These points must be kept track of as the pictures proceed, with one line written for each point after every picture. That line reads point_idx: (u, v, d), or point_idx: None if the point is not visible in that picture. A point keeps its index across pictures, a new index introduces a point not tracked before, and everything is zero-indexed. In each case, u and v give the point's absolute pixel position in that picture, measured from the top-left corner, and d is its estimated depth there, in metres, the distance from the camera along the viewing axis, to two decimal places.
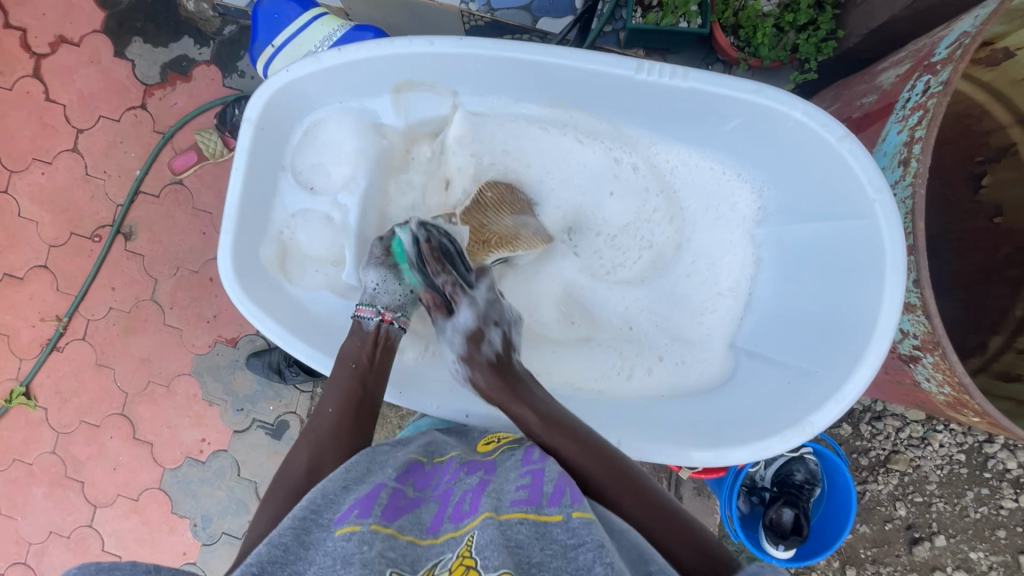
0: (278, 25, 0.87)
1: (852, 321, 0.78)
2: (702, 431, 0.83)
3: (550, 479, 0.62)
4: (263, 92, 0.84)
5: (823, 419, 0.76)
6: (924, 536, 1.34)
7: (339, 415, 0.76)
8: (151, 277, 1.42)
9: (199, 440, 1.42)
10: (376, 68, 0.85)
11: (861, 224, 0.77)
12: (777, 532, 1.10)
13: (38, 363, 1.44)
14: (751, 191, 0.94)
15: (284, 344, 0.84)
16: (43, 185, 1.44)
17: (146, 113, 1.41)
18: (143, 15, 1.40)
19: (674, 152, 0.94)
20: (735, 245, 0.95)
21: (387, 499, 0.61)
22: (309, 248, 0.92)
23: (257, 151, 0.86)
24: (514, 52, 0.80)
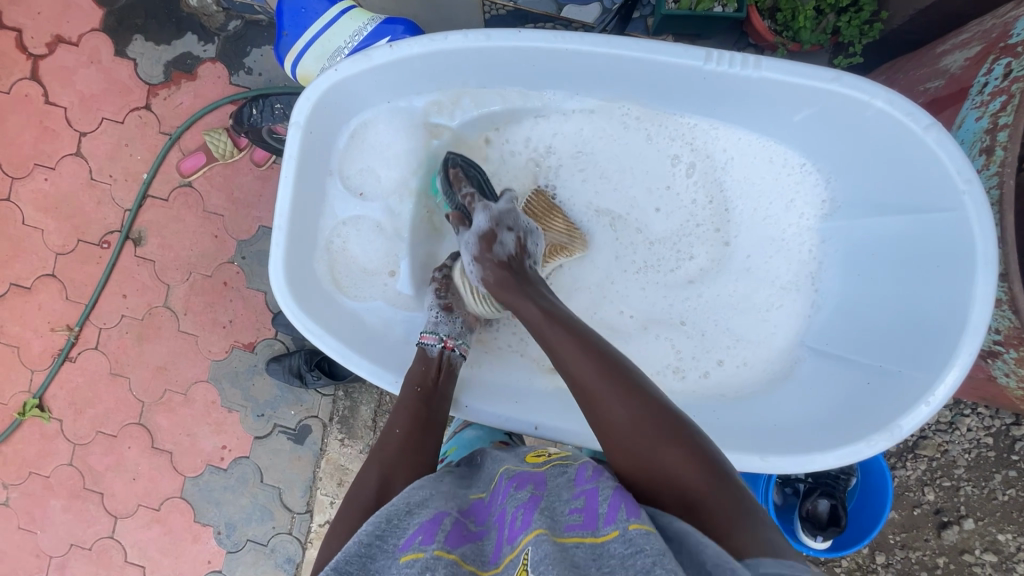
0: (304, 21, 0.83)
1: (934, 320, 0.79)
2: (773, 437, 0.85)
3: (604, 498, 0.55)
4: (310, 94, 0.80)
5: (912, 421, 0.75)
6: (953, 520, 1.32)
7: (407, 434, 0.76)
8: (163, 283, 1.39)
9: (220, 447, 1.39)
10: (432, 65, 0.82)
11: (945, 217, 0.76)
12: (815, 524, 1.09)
13: (50, 374, 1.41)
14: (813, 185, 0.94)
15: (344, 362, 0.82)
16: (47, 191, 1.40)
17: (151, 114, 1.37)
18: (144, 12, 1.35)
19: (735, 144, 0.94)
20: (794, 240, 0.96)
21: (451, 526, 0.60)
22: (359, 257, 0.90)
23: (307, 154, 0.83)
24: (582, 44, 0.78)
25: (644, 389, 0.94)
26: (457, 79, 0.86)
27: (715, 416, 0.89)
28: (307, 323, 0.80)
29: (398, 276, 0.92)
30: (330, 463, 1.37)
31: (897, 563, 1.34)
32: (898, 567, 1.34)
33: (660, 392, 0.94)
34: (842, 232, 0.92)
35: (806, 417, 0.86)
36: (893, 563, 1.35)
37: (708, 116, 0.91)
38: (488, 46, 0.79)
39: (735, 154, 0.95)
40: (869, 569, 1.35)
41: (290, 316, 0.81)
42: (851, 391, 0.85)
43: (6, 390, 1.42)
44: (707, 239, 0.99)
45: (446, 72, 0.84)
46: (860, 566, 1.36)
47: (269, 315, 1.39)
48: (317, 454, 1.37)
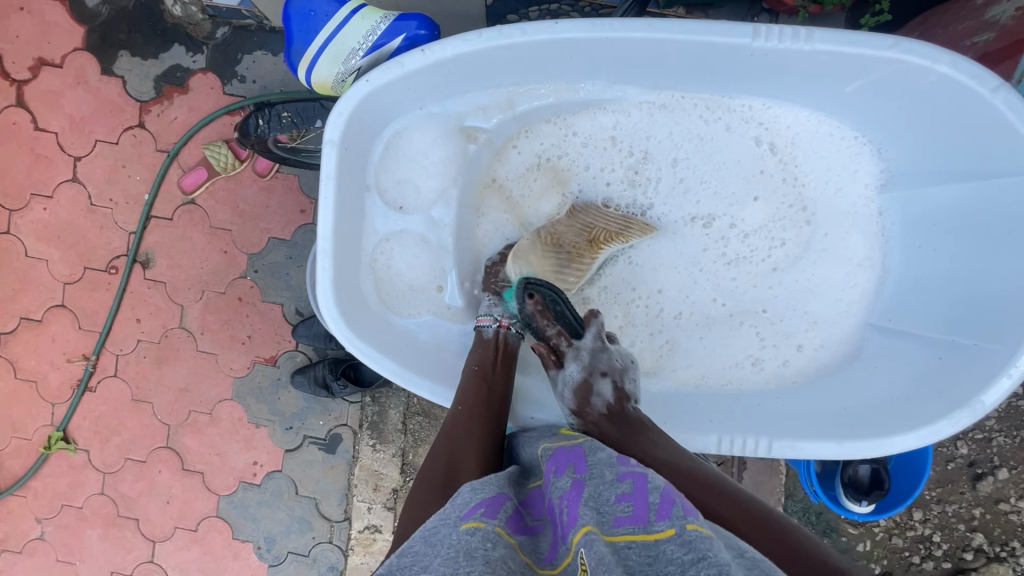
0: (315, 24, 0.78)
1: (1012, 289, 0.74)
2: (846, 421, 0.82)
3: (654, 491, 0.51)
4: (343, 108, 0.75)
5: (994, 395, 0.72)
6: (987, 471, 1.33)
7: (469, 410, 0.73)
8: (176, 303, 1.37)
9: (251, 463, 1.39)
10: (465, 65, 0.76)
11: (1021, 181, 0.72)
12: (858, 489, 1.09)
13: (72, 406, 1.39)
14: (870, 157, 0.88)
15: (403, 382, 0.80)
16: (47, 221, 1.36)
17: (145, 132, 1.33)
18: (127, 26, 1.30)
19: (790, 120, 0.88)
20: (856, 216, 0.91)
21: (507, 511, 0.58)
22: (406, 273, 0.87)
23: (343, 174, 0.78)
24: (623, 31, 0.72)
25: (716, 377, 0.93)
26: (490, 78, 0.81)
27: (779, 400, 0.89)
28: (364, 347, 0.78)
29: (444, 287, 0.89)
30: (364, 469, 1.36)
31: (934, 518, 1.35)
32: (936, 522, 1.35)
33: (729, 381, 0.93)
34: (902, 203, 0.88)
35: (878, 398, 0.83)
36: (930, 518, 1.35)
37: (759, 97, 0.85)
38: (523, 42, 0.73)
39: (795, 131, 0.89)
40: (908, 527, 1.36)
41: (345, 342, 0.77)
42: (924, 368, 0.81)
43: (29, 425, 1.41)
44: (762, 225, 0.94)
45: (479, 71, 0.78)
46: (898, 525, 1.36)
47: (288, 327, 1.37)
48: (350, 461, 1.37)
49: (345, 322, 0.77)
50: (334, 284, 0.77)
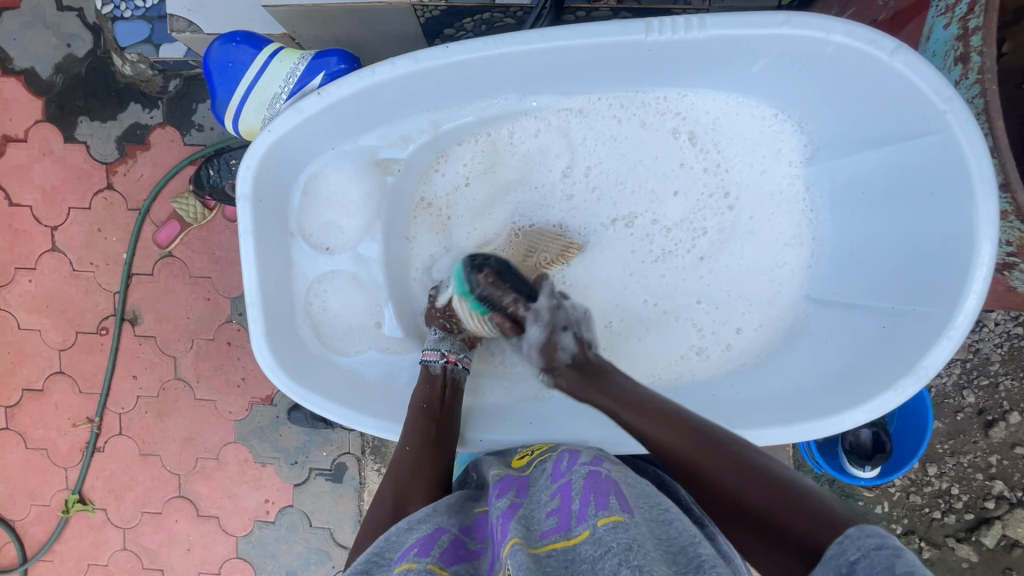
0: (235, 74, 0.81)
1: (942, 249, 0.71)
2: (794, 405, 0.79)
3: (576, 494, 0.58)
4: (250, 161, 0.74)
5: (936, 359, 0.69)
6: (998, 417, 1.23)
7: (418, 449, 0.73)
8: (169, 355, 1.39)
9: (262, 502, 1.40)
10: (366, 103, 0.75)
11: (932, 140, 0.69)
12: (861, 454, 1.08)
13: (83, 468, 1.42)
14: (792, 131, 0.85)
15: (349, 425, 0.79)
16: (34, 292, 1.39)
17: (115, 193, 1.35)
18: (82, 92, 1.33)
19: (707, 104, 0.85)
20: (786, 193, 0.89)
21: (448, 543, 0.57)
22: (344, 314, 0.85)
23: (261, 224, 0.77)
24: (512, 45, 0.70)
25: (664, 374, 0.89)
26: (395, 109, 0.78)
27: (735, 388, 0.85)
28: (305, 394, 0.78)
29: (385, 320, 0.87)
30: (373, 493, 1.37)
31: (951, 471, 1.25)
32: (952, 475, 1.26)
33: (684, 374, 0.89)
34: (829, 174, 0.85)
35: (825, 374, 0.81)
36: (946, 472, 1.26)
37: (673, 87, 0.83)
38: (417, 71, 0.71)
39: (714, 116, 0.86)
40: (925, 483, 1.26)
41: (286, 391, 0.78)
42: (867, 337, 0.79)
43: (46, 491, 1.44)
44: (695, 213, 0.91)
45: (384, 107, 0.77)
46: (915, 482, 1.27)
47: None
48: (358, 488, 1.38)
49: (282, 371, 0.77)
50: (267, 338, 0.77)
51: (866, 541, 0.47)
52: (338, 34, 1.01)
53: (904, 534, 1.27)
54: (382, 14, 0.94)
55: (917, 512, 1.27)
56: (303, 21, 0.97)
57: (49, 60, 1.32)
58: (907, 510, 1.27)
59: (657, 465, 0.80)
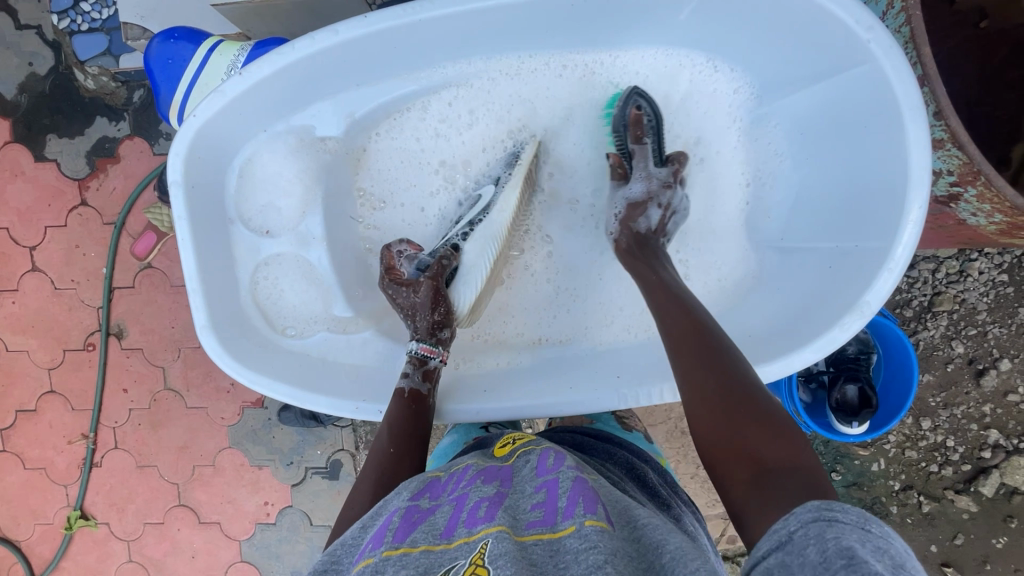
0: (174, 70, 0.85)
1: (880, 182, 0.72)
2: (747, 349, 0.79)
3: (562, 492, 0.55)
4: (179, 147, 0.74)
5: (878, 294, 0.70)
6: (989, 365, 1.22)
7: (403, 450, 0.71)
8: (157, 366, 1.39)
9: (262, 504, 1.41)
10: (295, 80, 0.75)
11: (860, 71, 0.70)
12: (848, 411, 1.07)
13: (82, 484, 1.43)
14: (727, 80, 0.84)
15: (300, 404, 0.79)
16: (19, 313, 1.40)
17: (89, 208, 1.35)
18: (48, 109, 1.33)
19: (638, 57, 0.83)
20: (727, 141, 0.86)
21: (402, 517, 0.55)
22: (291, 299, 0.85)
23: (197, 209, 0.77)
24: (432, 11, 0.71)
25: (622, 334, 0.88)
26: (327, 85, 0.79)
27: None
28: (254, 377, 0.78)
29: (335, 301, 0.87)
30: None
31: (945, 424, 1.24)
32: (947, 427, 1.24)
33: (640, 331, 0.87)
34: (777, 114, 0.83)
35: (776, 317, 0.80)
36: (940, 425, 1.25)
37: (602, 45, 0.82)
38: (340, 42, 0.72)
39: (646, 71, 0.84)
40: (919, 437, 1.25)
41: (235, 374, 0.77)
42: (815, 279, 0.78)
43: (49, 509, 1.45)
44: (646, 172, 0.90)
45: (311, 83, 0.77)
46: (909, 437, 1.26)
47: None
48: None
49: (225, 354, 0.77)
50: (211, 325, 0.77)
51: (805, 516, 0.44)
52: (292, 29, 1.00)
53: (901, 489, 1.26)
54: (332, 4, 0.93)
55: (913, 467, 1.26)
56: (254, 19, 0.96)
57: (11, 80, 1.32)
58: (902, 465, 1.26)
59: (626, 448, 0.78)
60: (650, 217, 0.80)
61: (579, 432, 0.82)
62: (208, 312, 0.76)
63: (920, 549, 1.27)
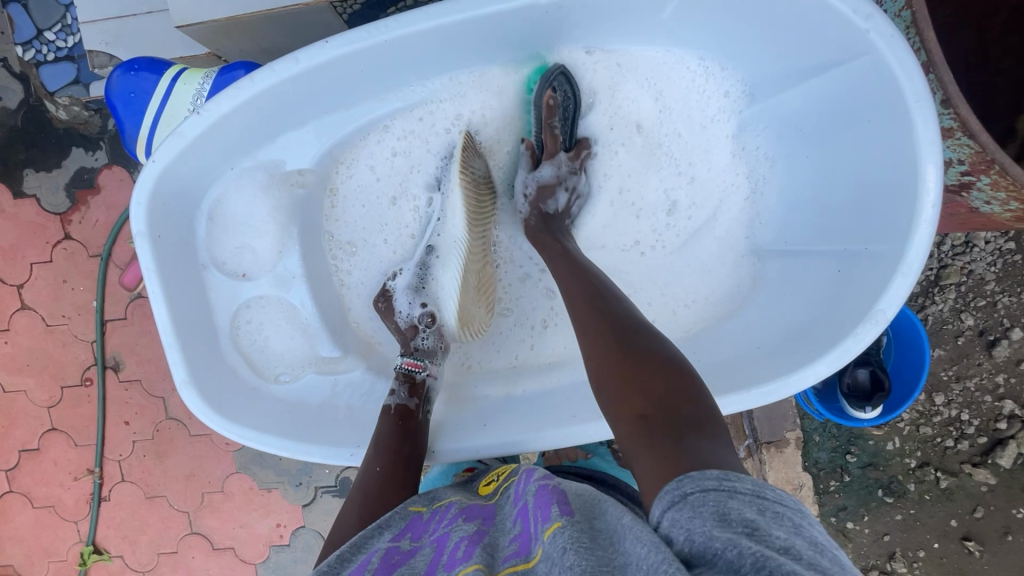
0: (138, 104, 0.82)
1: (890, 180, 0.69)
2: (754, 364, 0.76)
3: (531, 512, 0.53)
4: (139, 197, 0.70)
5: (894, 300, 0.67)
6: (1001, 336, 1.19)
7: (388, 471, 0.70)
8: (157, 396, 1.37)
9: (275, 526, 1.39)
10: (257, 113, 0.72)
11: (864, 62, 0.67)
12: (860, 396, 1.05)
13: (92, 519, 1.42)
14: (712, 80, 0.81)
15: (293, 455, 0.77)
16: (13, 353, 1.38)
17: (74, 242, 1.32)
18: (21, 144, 1.29)
19: (623, 60, 0.80)
20: (717, 143, 0.84)
21: (381, 559, 0.54)
22: (277, 346, 0.83)
23: (167, 261, 0.74)
24: (399, 29, 0.68)
25: None
26: (294, 116, 0.76)
27: (695, 357, 0.81)
28: (243, 432, 0.76)
29: (320, 341, 0.85)
30: None
31: (958, 398, 1.22)
32: (961, 401, 1.22)
33: None
34: (765, 115, 0.81)
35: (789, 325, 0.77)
36: (954, 399, 1.22)
37: (586, 51, 0.79)
38: (300, 72, 0.69)
39: (630, 75, 0.82)
40: (933, 413, 1.23)
41: (223, 430, 0.76)
42: (822, 286, 0.76)
43: (62, 547, 1.44)
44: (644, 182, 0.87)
45: (279, 115, 0.74)
46: (923, 413, 1.23)
47: None
48: None
49: (211, 409, 0.75)
50: (192, 381, 0.74)
51: (706, 481, 0.43)
52: (263, 45, 0.97)
53: (918, 466, 1.24)
54: (301, 17, 0.90)
55: (928, 443, 1.24)
56: (223, 38, 0.93)
57: None
58: (918, 442, 1.24)
59: (620, 487, 0.73)
60: (559, 201, 0.82)
61: (570, 470, 0.79)
62: (189, 369, 0.74)
63: (940, 525, 1.25)
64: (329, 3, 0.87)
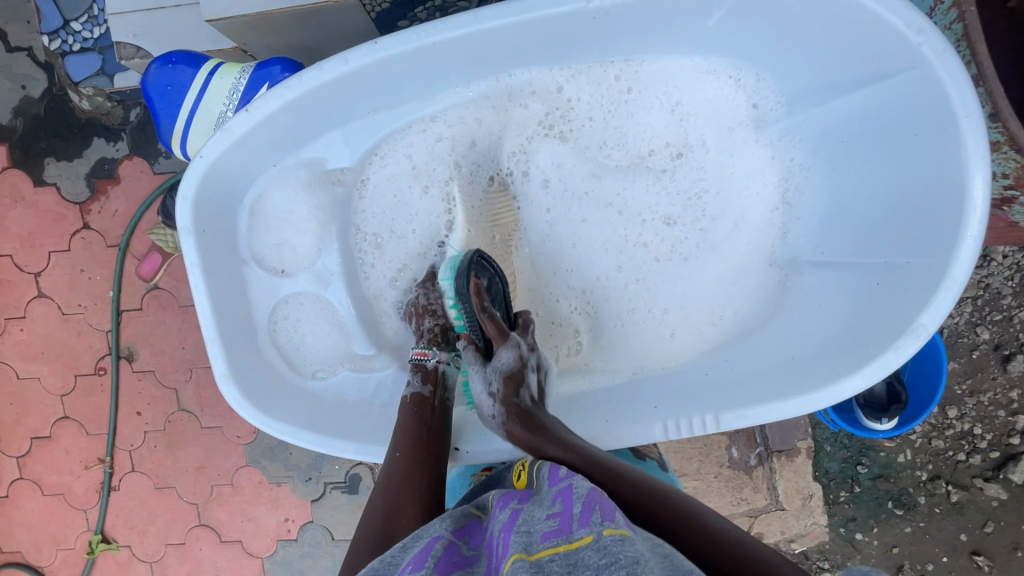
0: (174, 97, 0.82)
1: (931, 195, 0.70)
2: (792, 374, 0.77)
3: (577, 499, 0.53)
4: (185, 191, 0.71)
5: (936, 314, 0.67)
6: (1016, 351, 1.18)
7: (409, 456, 0.70)
8: (170, 387, 1.38)
9: (283, 520, 1.39)
10: (304, 111, 0.73)
11: (913, 77, 0.67)
12: (876, 407, 1.05)
13: (101, 509, 1.42)
14: (751, 90, 0.82)
15: (327, 451, 0.77)
16: (28, 340, 1.38)
17: (92, 232, 1.33)
18: (44, 133, 1.30)
19: (665, 69, 0.80)
20: (755, 152, 0.85)
21: (443, 550, 0.54)
22: (313, 342, 0.83)
23: (209, 255, 0.74)
24: (448, 32, 0.68)
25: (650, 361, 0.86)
26: (337, 114, 0.76)
27: (727, 365, 0.82)
28: (278, 427, 0.76)
29: (356, 340, 0.86)
30: None
31: (972, 412, 1.21)
32: (974, 415, 1.22)
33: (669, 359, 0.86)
34: (804, 125, 0.82)
35: (822, 336, 0.78)
36: (967, 413, 1.22)
37: (630, 56, 0.79)
38: (350, 71, 0.70)
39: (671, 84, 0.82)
40: (946, 426, 1.23)
41: (258, 425, 0.76)
42: (861, 297, 0.76)
43: (70, 535, 1.45)
44: (656, 199, 0.88)
45: (324, 113, 0.75)
46: (935, 426, 1.23)
47: None
48: None
49: (248, 404, 0.75)
50: (232, 373, 0.74)
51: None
52: (291, 41, 0.97)
53: (929, 480, 1.24)
54: (331, 14, 0.90)
55: (940, 456, 1.24)
56: (252, 34, 0.93)
57: (6, 104, 1.30)
58: (929, 455, 1.24)
59: None
60: None
61: None
62: (228, 364, 0.74)
63: (949, 539, 1.24)
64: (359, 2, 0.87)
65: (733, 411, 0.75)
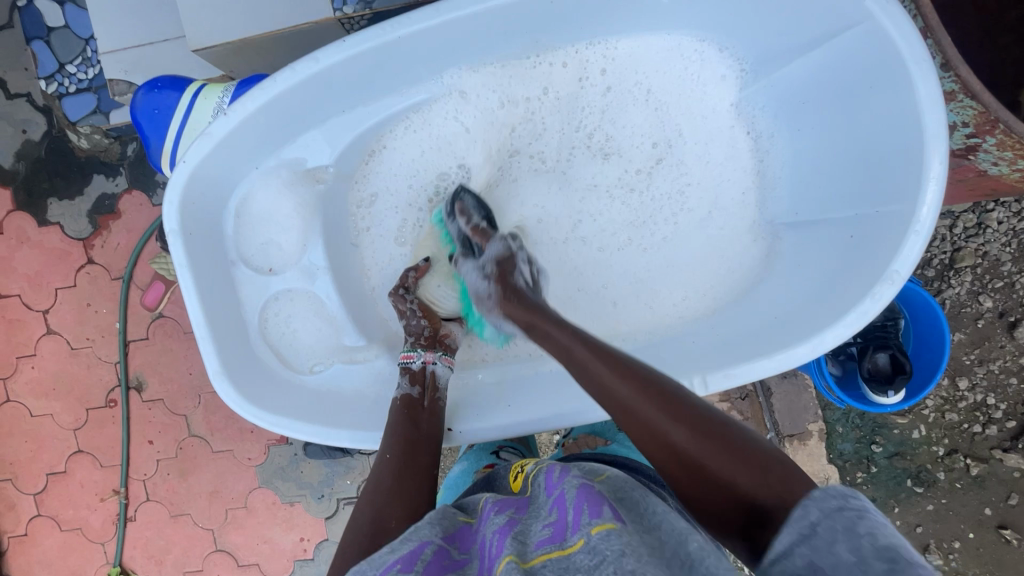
0: (161, 119, 0.87)
1: (893, 143, 0.71)
2: (774, 332, 0.77)
3: (569, 504, 0.52)
4: (171, 196, 0.73)
5: (908, 259, 0.68)
6: (1022, 317, 1.17)
7: (398, 457, 0.70)
8: (180, 414, 1.39)
9: (298, 540, 1.39)
10: (281, 113, 0.75)
11: (861, 30, 0.69)
12: (881, 380, 1.03)
13: (119, 541, 1.43)
14: (716, 61, 0.84)
15: (325, 441, 0.78)
16: (40, 377, 1.41)
17: (96, 266, 1.36)
18: (45, 174, 1.34)
19: (628, 48, 0.83)
20: (722, 123, 0.87)
21: (432, 555, 0.53)
22: (306, 337, 0.85)
23: (198, 257, 0.76)
24: (412, 26, 0.71)
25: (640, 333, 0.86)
26: (312, 114, 0.78)
27: (713, 333, 0.82)
28: (275, 419, 0.77)
29: (345, 331, 0.86)
30: None
31: (983, 382, 1.20)
32: (986, 385, 1.20)
33: (660, 330, 0.85)
34: (766, 92, 0.84)
35: (803, 294, 0.78)
36: (978, 383, 1.20)
37: (591, 37, 0.82)
38: (321, 70, 0.72)
39: (637, 62, 0.85)
40: (958, 398, 1.21)
41: (254, 419, 0.77)
42: (836, 251, 0.77)
43: (90, 569, 1.45)
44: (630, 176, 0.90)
45: (301, 113, 0.77)
46: (948, 399, 1.21)
47: None
48: None
49: (243, 400, 0.76)
50: (224, 370, 0.76)
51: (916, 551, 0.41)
52: (275, 66, 1.00)
53: (947, 454, 1.22)
54: (312, 35, 0.93)
55: (955, 430, 1.22)
56: (236, 60, 0.96)
57: (8, 149, 1.34)
58: (944, 429, 1.22)
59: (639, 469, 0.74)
60: (523, 273, 0.81)
61: (590, 456, 0.79)
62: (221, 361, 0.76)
63: (974, 514, 1.22)
64: (337, 20, 0.89)
65: (719, 371, 0.74)
